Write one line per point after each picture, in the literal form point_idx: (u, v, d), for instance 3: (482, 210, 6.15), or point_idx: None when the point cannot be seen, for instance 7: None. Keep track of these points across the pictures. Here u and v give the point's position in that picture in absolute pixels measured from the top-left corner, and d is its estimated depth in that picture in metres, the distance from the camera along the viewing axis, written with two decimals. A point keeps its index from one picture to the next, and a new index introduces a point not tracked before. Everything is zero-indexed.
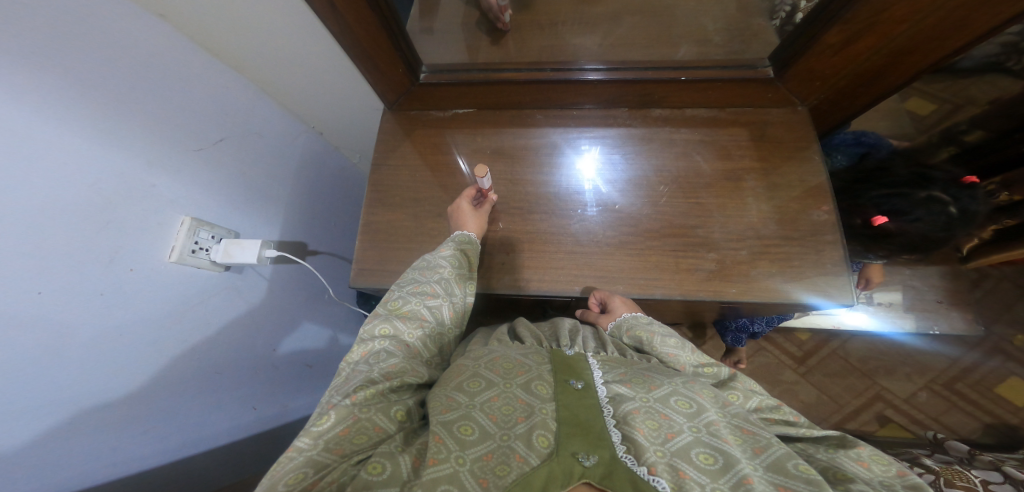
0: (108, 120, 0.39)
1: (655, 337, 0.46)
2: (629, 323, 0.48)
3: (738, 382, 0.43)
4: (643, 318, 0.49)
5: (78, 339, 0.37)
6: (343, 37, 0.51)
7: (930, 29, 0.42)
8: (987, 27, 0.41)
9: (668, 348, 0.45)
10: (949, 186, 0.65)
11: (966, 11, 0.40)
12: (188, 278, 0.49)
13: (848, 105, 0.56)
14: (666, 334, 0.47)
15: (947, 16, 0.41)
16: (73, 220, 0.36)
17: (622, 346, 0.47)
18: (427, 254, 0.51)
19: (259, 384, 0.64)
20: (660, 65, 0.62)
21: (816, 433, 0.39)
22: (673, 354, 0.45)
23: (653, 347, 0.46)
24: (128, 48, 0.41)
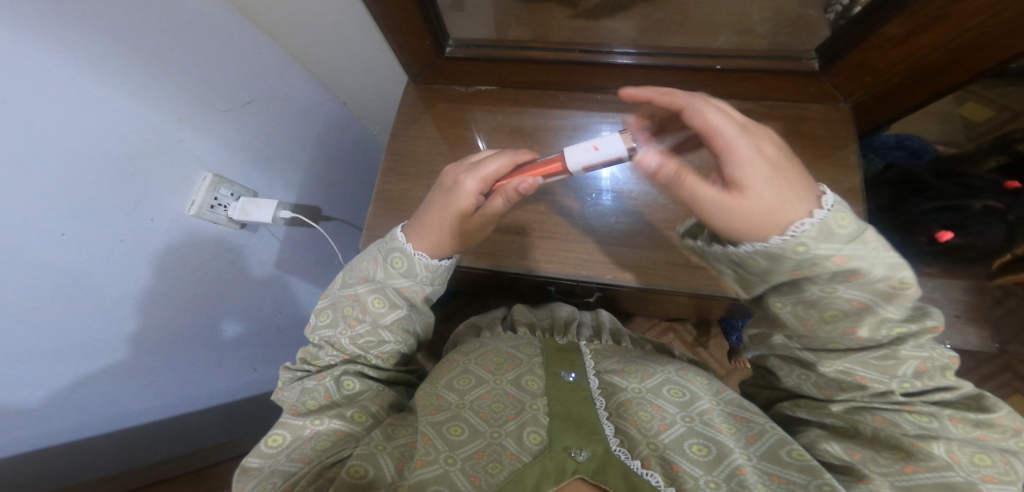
0: (141, 74, 0.39)
1: (857, 282, 0.29)
2: (800, 258, 0.30)
3: (911, 343, 0.32)
4: (838, 237, 0.29)
5: (91, 286, 0.39)
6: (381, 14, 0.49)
7: (1005, 24, 0.38)
8: None
9: (855, 294, 0.30)
10: (998, 192, 0.64)
11: None
12: (205, 231, 0.50)
13: (896, 103, 0.52)
14: (879, 280, 0.29)
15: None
16: (101, 168, 0.37)
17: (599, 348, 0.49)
18: (348, 281, 0.45)
19: (261, 349, 0.67)
20: (695, 52, 0.56)
21: (971, 416, 0.31)
22: (864, 302, 0.30)
23: (833, 295, 0.31)
24: (170, 8, 0.40)
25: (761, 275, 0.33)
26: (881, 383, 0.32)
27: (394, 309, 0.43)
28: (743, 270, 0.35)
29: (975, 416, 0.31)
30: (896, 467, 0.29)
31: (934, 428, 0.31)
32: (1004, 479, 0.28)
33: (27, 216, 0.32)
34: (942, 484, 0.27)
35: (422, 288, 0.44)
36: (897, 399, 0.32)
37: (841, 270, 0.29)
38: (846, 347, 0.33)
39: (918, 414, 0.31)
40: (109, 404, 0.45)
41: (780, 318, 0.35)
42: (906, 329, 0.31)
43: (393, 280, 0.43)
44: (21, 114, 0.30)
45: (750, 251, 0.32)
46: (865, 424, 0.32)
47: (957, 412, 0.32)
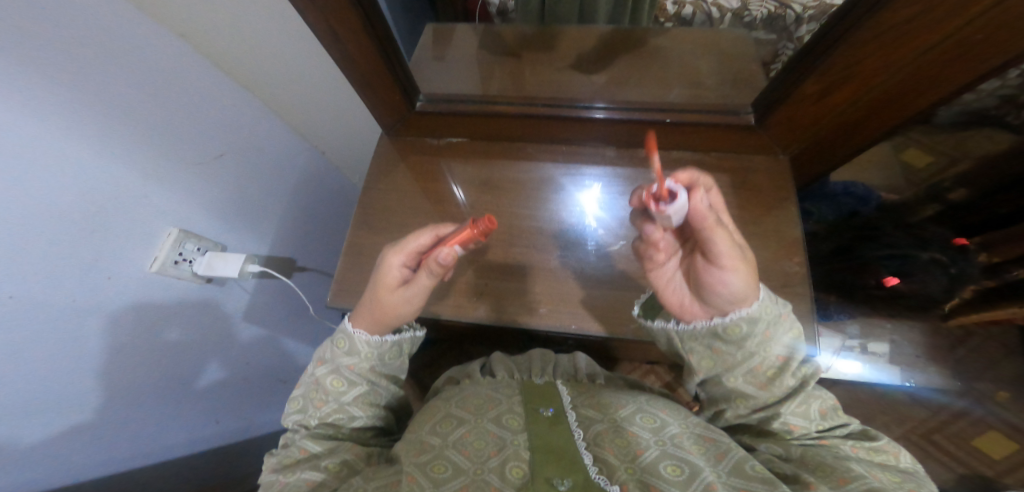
0: (111, 135, 0.40)
1: (783, 327, 0.39)
2: (766, 317, 0.38)
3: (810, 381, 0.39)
4: (775, 303, 0.39)
5: (37, 339, 0.38)
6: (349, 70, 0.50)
7: (908, 82, 0.39)
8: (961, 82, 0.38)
9: (783, 337, 0.39)
10: (947, 248, 0.74)
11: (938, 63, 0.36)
12: (163, 287, 0.50)
13: (829, 155, 0.53)
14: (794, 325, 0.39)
15: (925, 70, 0.37)
16: (61, 224, 0.37)
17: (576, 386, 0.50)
18: (311, 367, 0.46)
19: (224, 396, 0.66)
20: (650, 107, 0.59)
21: (866, 442, 0.35)
22: (783, 353, 0.38)
23: (771, 344, 0.38)
24: (149, 65, 0.42)
25: (740, 341, 0.38)
26: (802, 423, 0.37)
27: (353, 386, 0.44)
28: (719, 345, 0.39)
29: (869, 442, 0.35)
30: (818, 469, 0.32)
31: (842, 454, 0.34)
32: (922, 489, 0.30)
33: None
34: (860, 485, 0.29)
35: (371, 363, 0.45)
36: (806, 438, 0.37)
37: (775, 322, 0.38)
38: (772, 400, 0.39)
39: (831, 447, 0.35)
40: (53, 467, 0.43)
41: (737, 391, 0.40)
42: (806, 369, 0.39)
43: (343, 358, 0.44)
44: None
45: (730, 319, 0.38)
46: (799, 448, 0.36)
47: (857, 442, 0.36)
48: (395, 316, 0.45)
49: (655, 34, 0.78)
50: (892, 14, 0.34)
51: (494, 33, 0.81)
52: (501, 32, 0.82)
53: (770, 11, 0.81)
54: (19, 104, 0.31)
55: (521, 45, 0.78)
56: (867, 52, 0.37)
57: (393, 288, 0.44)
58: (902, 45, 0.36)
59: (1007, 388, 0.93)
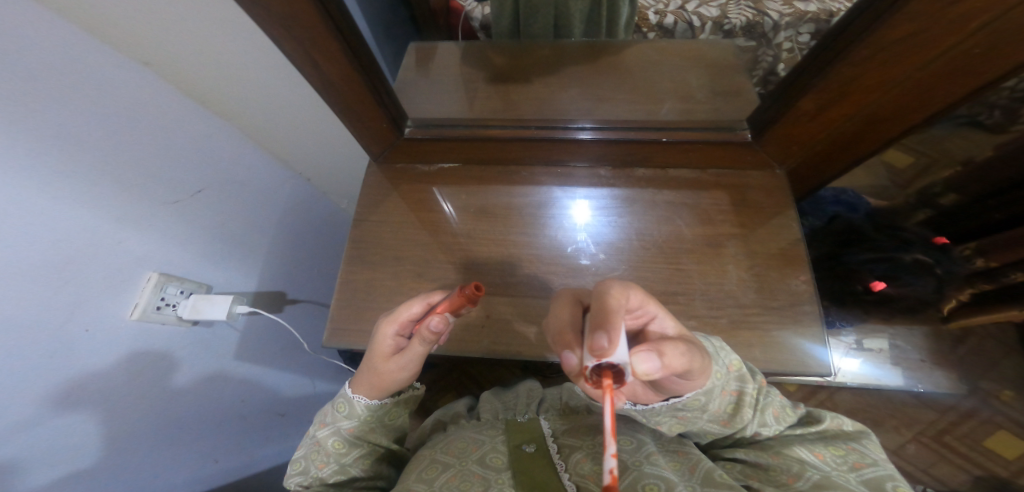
0: (83, 181, 0.38)
1: (733, 371, 0.37)
2: (718, 379, 0.35)
3: (766, 390, 0.39)
4: (721, 359, 0.37)
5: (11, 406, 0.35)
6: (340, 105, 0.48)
7: (904, 99, 0.38)
8: (960, 95, 0.36)
9: (734, 383, 0.37)
10: (927, 247, 0.73)
11: (938, 80, 0.35)
12: (149, 335, 0.48)
13: (827, 169, 0.52)
14: (738, 364, 0.37)
15: (929, 82, 0.35)
16: (27, 282, 0.35)
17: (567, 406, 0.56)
18: (312, 429, 0.48)
19: (224, 434, 0.63)
20: (643, 126, 0.60)
21: (815, 430, 0.38)
22: (734, 389, 0.37)
23: (726, 385, 0.37)
24: (114, 102, 0.40)
25: (702, 407, 0.36)
26: (762, 428, 0.38)
27: (352, 447, 0.46)
28: (684, 413, 0.37)
29: (819, 431, 0.38)
30: (783, 476, 0.33)
31: (795, 445, 0.36)
32: (868, 464, 0.33)
33: None
34: (817, 484, 0.31)
35: (370, 424, 0.47)
36: (766, 437, 0.39)
37: (725, 372, 0.36)
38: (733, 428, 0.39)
39: (787, 442, 0.37)
40: None
41: (700, 427, 0.39)
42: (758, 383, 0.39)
43: (342, 422, 0.46)
44: None
45: (685, 399, 0.35)
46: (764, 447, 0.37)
47: (805, 431, 0.39)
48: (393, 382, 0.45)
49: (637, 49, 0.77)
50: (890, 30, 0.32)
51: (478, 54, 0.80)
52: (485, 53, 0.80)
53: (749, 18, 0.79)
54: None
55: (504, 66, 0.77)
56: (869, 66, 0.36)
57: (387, 356, 0.45)
58: (896, 65, 0.35)
59: (1011, 386, 0.92)
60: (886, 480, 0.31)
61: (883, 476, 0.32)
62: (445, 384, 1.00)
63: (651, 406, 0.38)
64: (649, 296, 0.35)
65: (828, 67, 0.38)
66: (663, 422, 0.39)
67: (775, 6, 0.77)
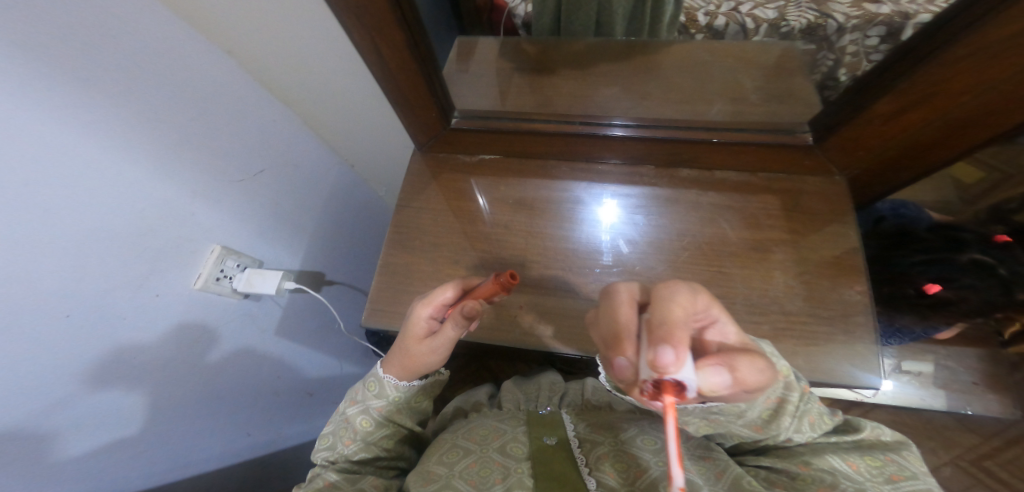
0: (168, 158, 0.42)
1: (780, 380, 0.35)
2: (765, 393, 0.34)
3: (810, 398, 0.37)
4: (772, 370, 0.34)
5: (83, 355, 0.38)
6: (396, 94, 0.50)
7: (990, 104, 0.36)
8: None
9: (778, 391, 0.35)
10: (984, 245, 0.69)
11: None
12: (208, 304, 0.51)
13: (890, 178, 0.49)
14: (787, 373, 0.35)
15: (1020, 87, 0.34)
16: (112, 246, 0.38)
17: (590, 402, 0.56)
18: (343, 405, 0.50)
19: (256, 410, 0.67)
20: (692, 125, 0.58)
21: (850, 438, 0.37)
22: (776, 397, 0.35)
23: (769, 394, 0.35)
24: (198, 86, 0.44)
25: (736, 413, 0.35)
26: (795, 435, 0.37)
27: (377, 426, 0.48)
28: (715, 416, 0.36)
29: (854, 439, 0.37)
30: (812, 485, 0.32)
31: (829, 454, 0.35)
32: (907, 481, 0.32)
33: (40, 300, 0.34)
34: None
35: (396, 406, 0.49)
36: (796, 444, 0.37)
37: (772, 381, 0.34)
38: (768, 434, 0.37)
39: (819, 449, 0.36)
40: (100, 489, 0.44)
41: (730, 430, 0.38)
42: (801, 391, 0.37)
43: (371, 401, 0.48)
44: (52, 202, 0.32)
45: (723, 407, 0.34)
46: (794, 454, 0.37)
47: (839, 438, 0.37)
48: (423, 364, 0.47)
49: (679, 49, 0.75)
50: (997, 29, 0.31)
51: (518, 49, 0.80)
52: (524, 49, 0.80)
53: (810, 21, 0.75)
54: (78, 123, 0.33)
55: (544, 62, 0.76)
56: (962, 66, 0.34)
57: (420, 339, 0.46)
58: (991, 65, 0.33)
59: None
60: None
61: None
62: (466, 374, 1.02)
63: (683, 405, 0.37)
64: (711, 299, 0.34)
65: (910, 68, 0.37)
66: (691, 421, 0.38)
67: (843, 9, 0.72)
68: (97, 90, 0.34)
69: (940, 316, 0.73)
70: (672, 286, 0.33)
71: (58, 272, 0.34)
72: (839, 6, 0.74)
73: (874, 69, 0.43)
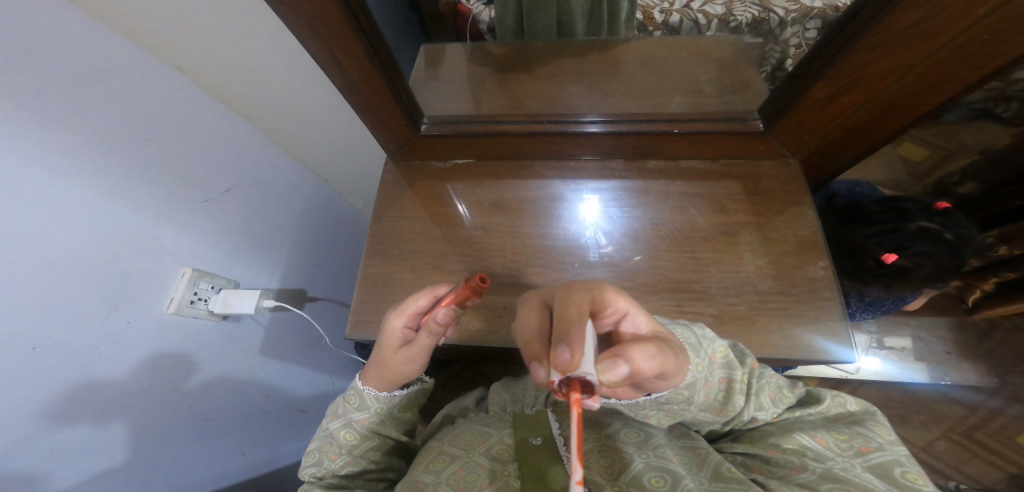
0: (130, 182, 0.42)
1: (716, 360, 0.37)
2: (700, 374, 0.35)
3: (761, 375, 0.39)
4: (698, 350, 0.36)
5: (52, 389, 0.37)
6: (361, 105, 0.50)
7: (916, 84, 0.37)
8: (977, 76, 0.36)
9: (719, 371, 0.37)
10: (931, 214, 0.70)
11: (951, 66, 0.35)
12: (182, 327, 0.51)
13: (839, 157, 0.51)
14: (721, 351, 0.37)
15: (937, 68, 0.35)
16: (78, 275, 0.38)
17: None
18: (325, 421, 0.49)
19: (251, 429, 0.66)
20: (652, 118, 0.59)
21: (812, 410, 0.38)
22: (723, 377, 0.37)
23: (711, 374, 0.36)
24: (150, 108, 0.43)
25: (687, 399, 0.35)
26: (761, 413, 0.38)
27: (362, 440, 0.47)
28: (671, 406, 0.37)
29: (817, 410, 0.39)
30: (785, 469, 0.33)
31: (797, 429, 0.36)
32: (873, 452, 0.32)
33: (6, 336, 0.33)
34: (823, 478, 0.30)
35: (380, 417, 0.48)
36: (764, 422, 0.38)
37: (706, 362, 0.36)
38: (737, 417, 0.38)
39: (788, 424, 0.37)
40: None
41: (698, 418, 0.39)
42: (747, 369, 0.38)
43: (355, 414, 0.47)
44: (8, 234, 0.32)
45: (666, 394, 0.35)
46: (765, 434, 0.37)
47: (803, 411, 0.39)
48: (401, 373, 0.46)
49: (641, 45, 0.76)
50: (898, 18, 0.32)
51: (485, 54, 0.81)
52: (491, 54, 0.81)
53: (755, 15, 0.79)
54: (24, 151, 0.32)
55: (512, 65, 0.77)
56: (880, 52, 0.35)
57: (394, 349, 0.46)
58: (908, 53, 0.34)
59: None
60: (892, 466, 0.31)
61: (890, 462, 0.31)
62: (458, 382, 1.01)
63: (636, 399, 0.38)
64: (617, 293, 0.35)
65: (837, 55, 0.38)
66: (650, 415, 0.38)
67: (781, 3, 0.75)
68: (44, 122, 0.34)
69: (914, 289, 0.73)
70: (571, 288, 0.34)
71: (21, 307, 0.34)
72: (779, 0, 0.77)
73: (806, 56, 0.44)
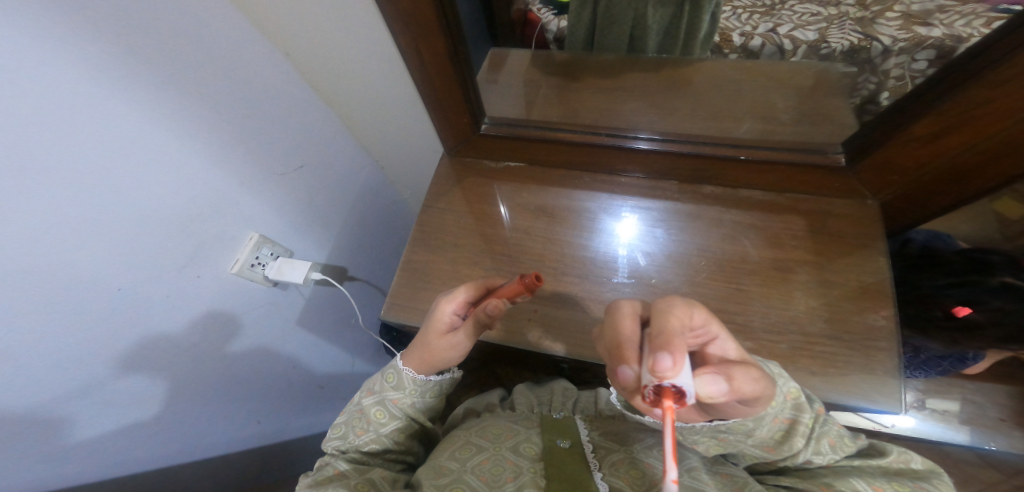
0: (219, 149, 0.46)
1: (789, 400, 0.35)
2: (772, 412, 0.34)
3: (828, 421, 0.37)
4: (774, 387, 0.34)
5: (125, 326, 0.42)
6: (429, 98, 0.53)
7: None
8: None
9: (788, 412, 0.35)
10: (1017, 268, 0.64)
11: None
12: (241, 288, 0.54)
13: (925, 205, 0.49)
14: (796, 392, 0.35)
15: None
16: (164, 228, 0.42)
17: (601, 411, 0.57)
18: (359, 395, 0.51)
19: (269, 400, 0.69)
20: (718, 142, 0.57)
21: (873, 462, 0.37)
22: (788, 417, 0.35)
23: (779, 413, 0.35)
24: (250, 85, 0.48)
25: (746, 432, 0.35)
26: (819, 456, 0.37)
27: (392, 420, 0.49)
28: (725, 435, 0.37)
29: (879, 463, 0.37)
30: None
31: (851, 475, 0.35)
32: None
33: (93, 272, 0.37)
34: None
35: (411, 400, 0.50)
36: (817, 465, 0.37)
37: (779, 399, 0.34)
38: (790, 456, 0.37)
39: (842, 470, 0.36)
40: (123, 450, 0.47)
41: (742, 449, 0.39)
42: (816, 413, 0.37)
43: (388, 393, 0.49)
44: (113, 182, 0.36)
45: (729, 421, 0.35)
46: (814, 475, 0.37)
47: (863, 461, 0.37)
48: (441, 359, 0.48)
49: (706, 68, 0.76)
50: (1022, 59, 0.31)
51: (548, 62, 0.82)
52: (552, 62, 0.82)
53: (853, 42, 0.69)
54: (134, 107, 0.36)
55: (573, 76, 0.78)
56: (992, 94, 0.35)
57: (441, 334, 0.47)
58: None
59: None
60: None
61: None
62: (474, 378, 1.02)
63: (693, 423, 0.37)
64: (710, 315, 0.34)
65: (950, 90, 0.37)
66: (698, 441, 0.38)
67: (892, 30, 0.63)
68: (157, 88, 0.38)
69: (980, 346, 0.69)
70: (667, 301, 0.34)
71: (111, 249, 0.38)
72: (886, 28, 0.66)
73: (908, 93, 0.43)
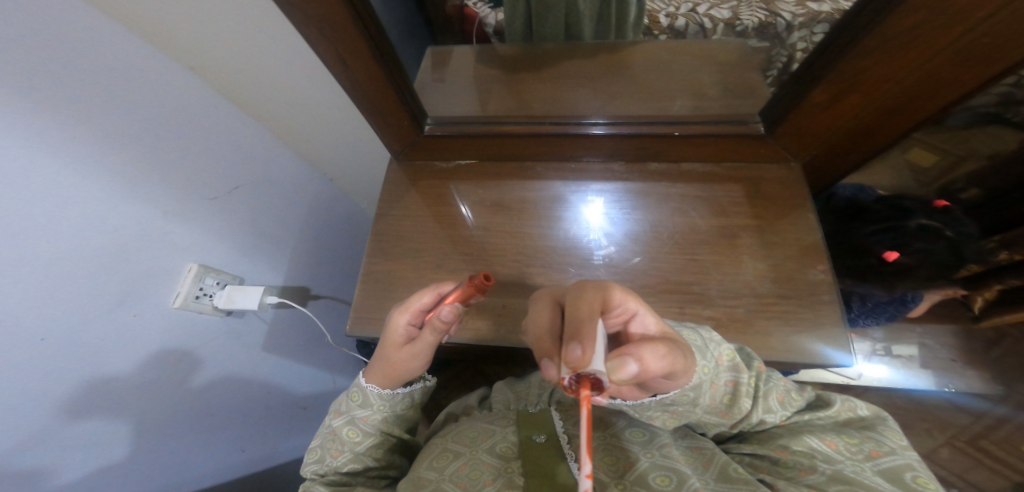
0: (142, 179, 0.43)
1: (723, 363, 0.37)
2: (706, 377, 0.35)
3: (771, 380, 0.40)
4: (704, 352, 0.36)
5: (58, 378, 0.38)
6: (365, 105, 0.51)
7: (922, 85, 0.37)
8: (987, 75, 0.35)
9: (725, 374, 0.37)
10: (930, 212, 0.69)
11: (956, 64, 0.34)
12: (187, 323, 0.52)
13: (839, 164, 0.52)
14: (728, 354, 0.38)
15: (953, 72, 0.35)
16: (87, 268, 0.39)
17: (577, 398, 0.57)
18: (328, 419, 0.50)
19: (248, 422, 0.66)
20: (654, 121, 0.60)
21: (821, 414, 0.38)
22: (729, 380, 0.37)
23: (717, 377, 0.37)
24: (167, 107, 0.45)
25: (693, 400, 0.36)
26: (771, 416, 0.38)
27: (366, 437, 0.48)
28: (676, 407, 0.37)
29: (827, 414, 0.38)
30: (794, 470, 0.33)
31: (805, 432, 0.36)
32: (882, 455, 0.32)
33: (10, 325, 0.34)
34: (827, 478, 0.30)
35: (382, 414, 0.49)
36: (773, 425, 0.38)
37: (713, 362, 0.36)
38: (746, 420, 0.39)
39: (796, 428, 0.37)
40: None
41: (705, 420, 0.39)
42: (754, 373, 0.39)
43: (357, 411, 0.48)
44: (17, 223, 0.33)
45: (673, 394, 0.35)
46: (773, 436, 0.38)
47: (813, 415, 0.38)
48: (404, 371, 0.47)
49: (644, 50, 0.77)
50: (896, 21, 0.33)
51: (491, 57, 0.82)
52: (496, 57, 0.82)
53: (761, 19, 0.76)
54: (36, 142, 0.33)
55: (517, 68, 0.78)
56: (870, 60, 0.36)
57: (399, 346, 0.46)
58: (905, 52, 0.34)
59: None
60: (903, 470, 0.31)
61: (901, 466, 0.31)
62: (457, 383, 1.01)
63: (642, 399, 0.38)
64: (626, 293, 0.36)
65: (836, 57, 0.38)
66: (656, 417, 0.39)
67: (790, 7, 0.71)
68: (63, 119, 0.35)
69: (916, 287, 0.72)
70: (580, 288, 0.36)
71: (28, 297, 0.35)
72: (787, 5, 0.73)
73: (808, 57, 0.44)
